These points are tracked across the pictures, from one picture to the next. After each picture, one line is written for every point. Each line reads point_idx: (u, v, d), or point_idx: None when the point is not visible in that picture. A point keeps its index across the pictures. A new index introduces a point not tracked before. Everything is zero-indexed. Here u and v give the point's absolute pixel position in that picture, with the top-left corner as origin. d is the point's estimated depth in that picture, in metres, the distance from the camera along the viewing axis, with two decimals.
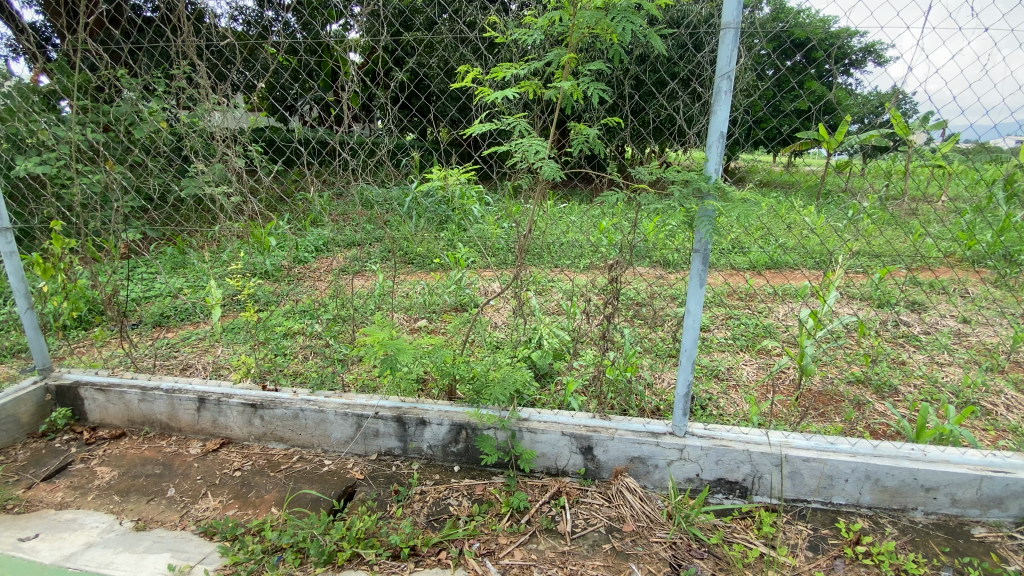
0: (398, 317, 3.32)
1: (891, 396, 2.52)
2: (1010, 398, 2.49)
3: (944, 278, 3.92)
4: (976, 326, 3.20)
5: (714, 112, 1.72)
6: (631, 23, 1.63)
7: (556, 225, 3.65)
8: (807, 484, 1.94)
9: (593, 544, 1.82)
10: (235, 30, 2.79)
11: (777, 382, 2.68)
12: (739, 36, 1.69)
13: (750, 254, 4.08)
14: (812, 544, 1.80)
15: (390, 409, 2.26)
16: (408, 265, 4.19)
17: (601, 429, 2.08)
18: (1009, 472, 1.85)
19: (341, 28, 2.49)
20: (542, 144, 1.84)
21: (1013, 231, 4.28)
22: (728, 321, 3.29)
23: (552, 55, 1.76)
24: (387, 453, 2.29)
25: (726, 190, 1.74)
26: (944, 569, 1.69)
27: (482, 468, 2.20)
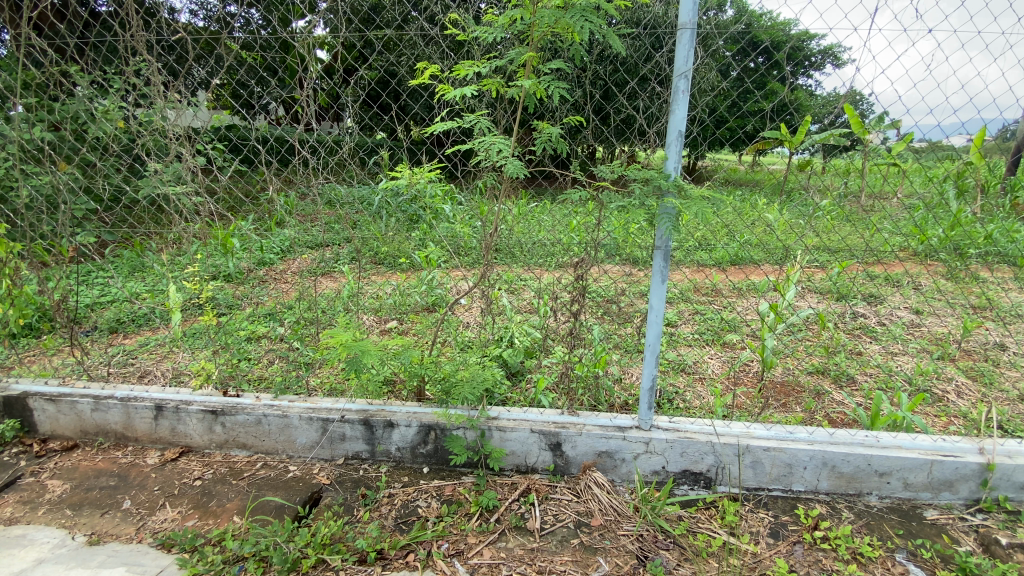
0: (367, 319, 3.28)
1: (849, 385, 2.62)
2: (960, 384, 2.61)
3: (899, 271, 4.09)
4: (927, 317, 3.34)
5: (673, 111, 1.76)
6: (591, 22, 1.64)
7: (526, 223, 3.66)
8: (767, 472, 1.99)
9: (562, 539, 1.83)
10: (195, 25, 2.70)
11: (741, 374, 2.76)
12: (695, 37, 1.73)
13: (716, 250, 4.19)
14: (773, 530, 1.85)
15: (356, 412, 2.22)
16: (378, 265, 4.14)
17: (569, 426, 2.10)
18: (958, 456, 1.93)
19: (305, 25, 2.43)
20: (505, 143, 1.83)
21: (963, 226, 4.49)
22: (694, 317, 3.37)
23: (513, 54, 1.76)
24: (354, 457, 2.25)
25: (685, 188, 1.79)
26: (898, 551, 1.76)
27: (452, 468, 2.18)
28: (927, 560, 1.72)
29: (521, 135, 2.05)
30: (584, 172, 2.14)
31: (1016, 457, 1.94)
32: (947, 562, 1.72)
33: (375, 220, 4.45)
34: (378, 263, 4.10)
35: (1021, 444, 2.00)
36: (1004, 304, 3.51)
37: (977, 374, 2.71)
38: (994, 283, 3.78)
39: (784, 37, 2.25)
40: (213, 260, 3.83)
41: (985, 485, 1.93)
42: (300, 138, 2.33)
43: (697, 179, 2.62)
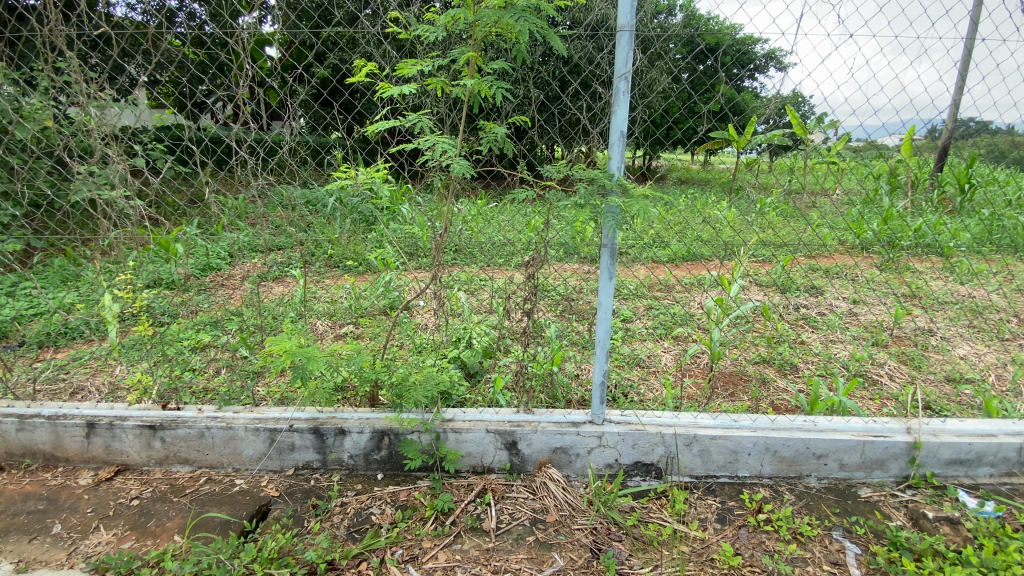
0: (320, 325, 3.20)
1: (791, 373, 2.75)
2: (891, 368, 2.78)
3: (839, 263, 4.31)
4: (863, 306, 3.56)
5: (614, 112, 1.80)
6: (531, 22, 1.65)
7: (483, 224, 3.65)
8: (714, 460, 2.06)
9: (517, 538, 1.84)
10: (131, 18, 2.54)
11: (692, 366, 2.85)
12: (634, 38, 1.76)
13: (669, 247, 4.32)
14: (720, 516, 1.91)
15: (306, 421, 2.16)
16: (334, 268, 4.04)
17: (524, 424, 2.10)
18: (887, 436, 2.06)
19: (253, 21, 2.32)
20: (450, 142, 1.81)
21: (895, 219, 4.78)
22: (649, 312, 3.47)
23: (455, 53, 1.74)
24: (305, 467, 2.18)
25: (628, 187, 1.84)
26: (834, 528, 1.85)
27: (407, 473, 2.15)
28: (861, 536, 1.82)
29: (467, 135, 2.04)
30: (531, 172, 2.15)
31: (939, 435, 2.08)
32: (879, 537, 1.82)
33: (328, 223, 4.34)
34: (334, 266, 4.02)
35: (944, 422, 2.14)
36: (932, 291, 3.76)
37: (907, 358, 2.89)
38: (923, 272, 4.04)
39: (727, 41, 2.33)
40: (155, 267, 3.64)
41: (913, 463, 2.06)
42: (237, 139, 2.22)
43: (646, 178, 2.68)
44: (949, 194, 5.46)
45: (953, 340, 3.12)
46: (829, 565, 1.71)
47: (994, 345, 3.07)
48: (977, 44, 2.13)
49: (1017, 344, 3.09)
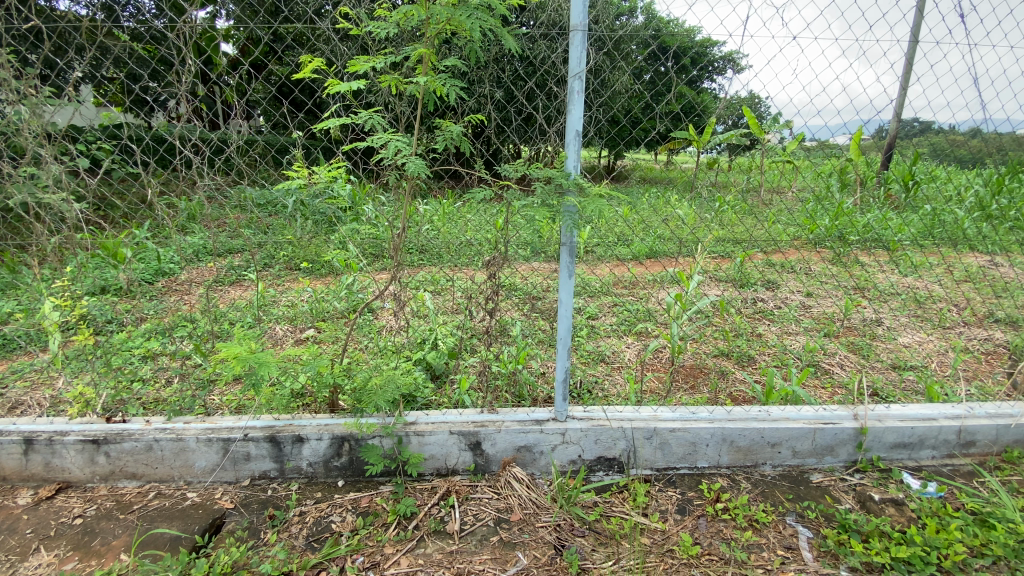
0: (280, 329, 3.12)
1: (749, 364, 2.84)
2: (842, 358, 2.91)
3: (793, 257, 4.49)
4: (817, 298, 3.70)
5: (569, 112, 1.82)
6: (483, 20, 1.64)
7: (448, 223, 3.63)
8: (674, 452, 2.11)
9: (481, 539, 1.83)
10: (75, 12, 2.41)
11: (654, 361, 2.91)
12: (587, 39, 1.78)
13: (633, 245, 4.40)
14: (680, 507, 1.95)
15: (262, 429, 2.09)
16: (295, 271, 3.94)
17: (488, 424, 2.09)
18: (836, 423, 2.14)
19: (207, 16, 2.22)
20: (404, 141, 1.78)
21: (845, 215, 5.01)
22: (614, 309, 3.52)
23: (408, 50, 1.71)
24: (261, 477, 2.11)
25: (584, 186, 1.85)
26: (788, 514, 1.92)
27: (369, 479, 2.11)
28: (812, 520, 1.89)
29: (423, 133, 2.01)
30: (489, 172, 2.14)
31: (884, 420, 2.18)
32: (830, 521, 1.89)
33: (289, 226, 4.23)
34: (295, 269, 3.91)
35: (889, 408, 2.24)
36: (878, 283, 3.95)
37: (856, 348, 3.02)
38: (871, 265, 4.24)
39: (687, 43, 2.38)
40: (102, 273, 3.46)
41: (860, 448, 2.15)
42: (180, 137, 2.11)
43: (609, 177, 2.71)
44: (895, 191, 5.74)
45: (899, 329, 3.28)
46: (783, 550, 1.76)
47: (934, 332, 3.25)
48: (918, 48, 2.23)
49: (956, 332, 3.27)
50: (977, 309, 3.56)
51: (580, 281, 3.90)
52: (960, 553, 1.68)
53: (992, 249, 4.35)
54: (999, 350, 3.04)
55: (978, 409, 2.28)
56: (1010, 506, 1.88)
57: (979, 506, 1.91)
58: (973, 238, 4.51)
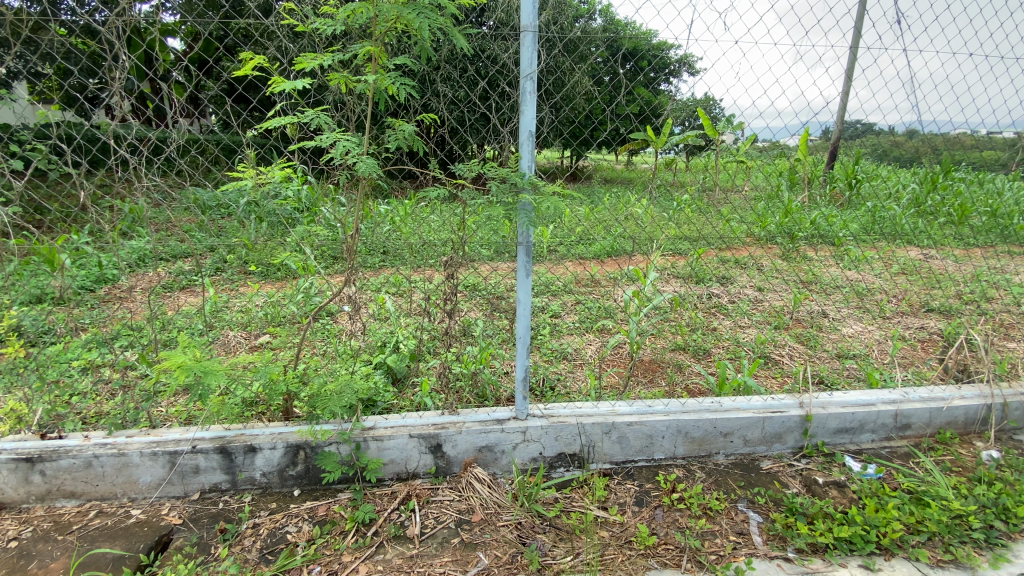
0: (234, 336, 3.02)
1: (705, 358, 2.94)
2: (792, 348, 3.04)
3: (747, 253, 4.66)
4: (767, 293, 3.86)
5: (523, 112, 1.83)
6: (433, 19, 1.63)
7: (409, 224, 3.58)
8: (632, 445, 2.15)
9: (442, 541, 1.81)
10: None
11: (616, 357, 2.97)
12: (537, 40, 1.80)
13: (595, 244, 4.46)
14: (638, 498, 2.00)
15: (211, 440, 2.01)
16: (250, 275, 3.81)
17: (448, 425, 2.08)
18: (783, 411, 2.24)
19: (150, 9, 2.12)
20: (354, 140, 1.75)
21: (795, 213, 5.23)
22: (576, 307, 3.58)
23: (355, 48, 1.68)
24: (212, 490, 2.03)
25: (539, 186, 1.87)
26: (740, 501, 1.99)
27: (327, 487, 2.06)
28: (762, 505, 1.97)
29: (375, 133, 1.98)
30: (444, 171, 2.14)
31: (827, 407, 2.29)
32: (778, 505, 1.97)
33: (242, 228, 4.09)
34: (249, 273, 3.79)
35: (832, 395, 2.36)
36: (825, 278, 4.15)
37: (804, 339, 3.16)
38: (818, 260, 4.46)
39: (642, 46, 2.43)
40: (36, 280, 3.25)
41: (806, 434, 2.25)
42: (114, 136, 2.01)
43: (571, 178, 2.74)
44: (840, 189, 6.04)
45: (843, 320, 3.46)
46: (735, 536, 1.83)
47: (876, 322, 3.44)
48: (858, 55, 2.35)
49: (895, 321, 3.47)
50: (914, 300, 3.78)
51: (543, 280, 3.94)
52: (897, 531, 1.79)
53: (927, 244, 4.64)
54: (933, 337, 3.25)
55: (913, 393, 2.42)
56: (943, 485, 2.01)
57: (914, 485, 2.04)
58: (911, 233, 4.80)
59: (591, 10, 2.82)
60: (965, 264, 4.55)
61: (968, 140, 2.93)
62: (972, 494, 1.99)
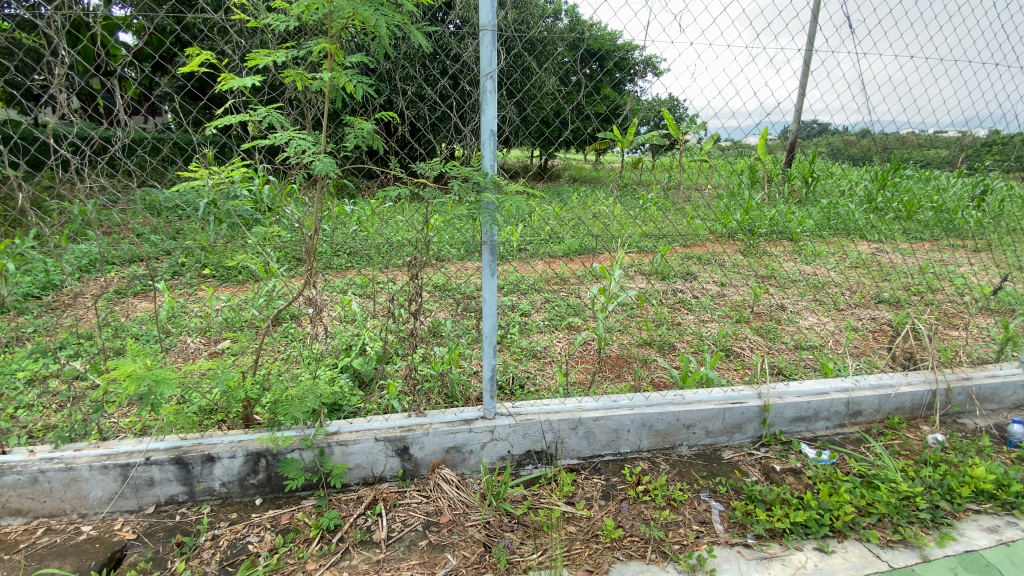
0: (192, 342, 2.92)
1: (669, 352, 3.01)
2: (752, 341, 3.14)
3: (710, 249, 4.79)
4: (728, 288, 3.98)
5: (484, 111, 1.83)
6: (389, 17, 1.60)
7: (375, 224, 3.53)
8: (599, 440, 2.18)
9: (409, 544, 1.80)
10: None
11: (584, 354, 3.00)
12: (497, 39, 1.80)
13: (564, 242, 4.50)
14: (605, 492, 2.03)
15: (166, 451, 1.94)
16: (209, 279, 3.69)
17: (415, 428, 2.06)
18: (743, 402, 2.31)
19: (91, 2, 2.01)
20: (311, 139, 1.71)
21: (756, 209, 5.40)
22: (545, 305, 3.61)
23: (310, 44, 1.65)
24: (168, 503, 1.96)
25: (502, 185, 1.87)
26: (702, 491, 2.04)
27: (290, 494, 2.01)
28: (723, 494, 2.02)
29: (333, 132, 1.94)
30: (405, 171, 2.12)
31: (784, 396, 2.37)
32: (739, 493, 2.03)
33: (202, 230, 3.95)
34: (209, 277, 3.67)
35: (788, 385, 2.45)
36: (784, 272, 4.31)
37: (764, 331, 3.27)
38: (778, 255, 4.62)
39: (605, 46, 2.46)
40: None
41: (764, 423, 2.33)
42: (53, 135, 1.91)
43: (542, 177, 2.74)
44: (797, 186, 6.26)
45: (800, 313, 3.59)
46: (697, 525, 1.88)
47: (831, 314, 3.59)
48: (812, 58, 2.40)
49: (849, 313, 3.62)
50: (867, 291, 3.96)
51: (513, 279, 3.96)
52: (848, 513, 1.88)
53: (878, 238, 4.86)
54: (883, 327, 3.40)
55: (864, 381, 2.53)
56: (891, 468, 2.12)
57: (865, 469, 2.13)
58: (863, 229, 5.01)
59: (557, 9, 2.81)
60: (913, 257, 4.79)
61: (914, 140, 3.07)
62: (918, 476, 2.10)
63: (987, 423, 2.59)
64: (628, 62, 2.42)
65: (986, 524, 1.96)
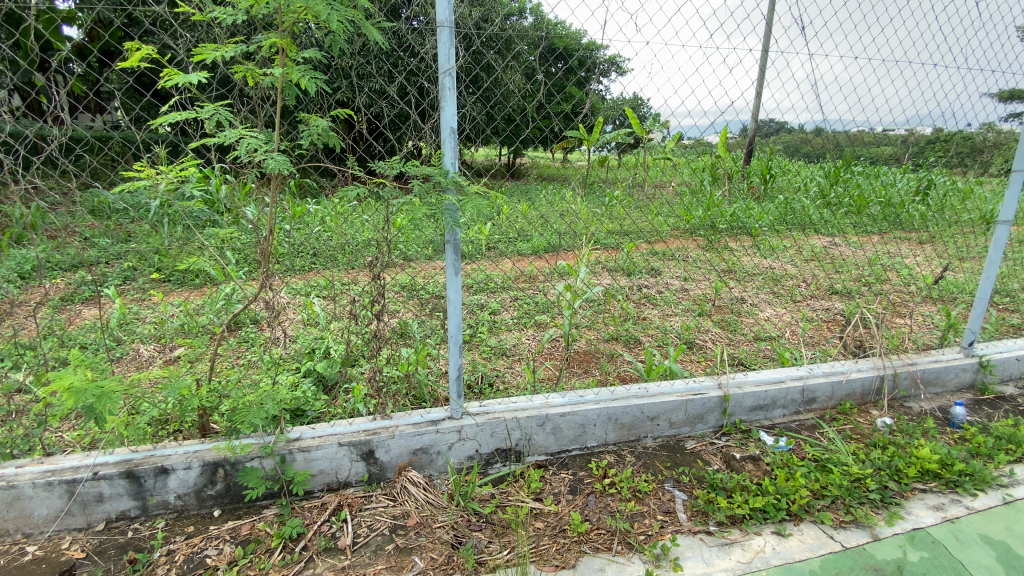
0: (145, 350, 2.79)
1: (635, 346, 3.06)
2: (713, 333, 3.23)
3: (674, 245, 4.90)
4: (691, 282, 4.08)
5: (443, 108, 1.81)
6: (342, 12, 1.57)
7: (339, 224, 3.46)
8: (566, 435, 2.20)
9: (376, 549, 1.77)
10: None
11: (552, 350, 3.02)
12: (454, 36, 1.78)
13: (532, 240, 4.52)
14: (572, 487, 2.05)
15: (116, 464, 1.85)
16: (164, 284, 3.55)
17: (380, 431, 2.03)
18: (704, 393, 2.37)
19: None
20: (263, 137, 1.65)
21: (717, 205, 5.56)
22: (514, 303, 3.62)
23: (260, 38, 1.59)
24: (120, 518, 1.87)
25: (463, 183, 1.86)
26: (666, 481, 2.09)
27: (251, 504, 1.95)
28: (687, 483, 2.08)
29: (287, 130, 1.88)
30: (364, 169, 2.08)
31: (743, 386, 2.45)
32: (701, 482, 2.09)
33: (155, 233, 3.79)
34: (164, 282, 3.53)
35: (747, 375, 2.53)
36: (743, 266, 4.46)
37: (725, 323, 3.37)
38: (738, 250, 4.78)
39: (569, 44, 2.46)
40: None
41: (725, 413, 2.40)
42: None
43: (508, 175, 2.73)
44: (756, 182, 6.47)
45: (759, 305, 3.72)
46: (662, 515, 1.92)
47: (788, 306, 3.72)
48: (767, 59, 2.47)
49: (805, 304, 3.77)
50: (821, 283, 4.13)
51: (481, 278, 3.94)
52: (804, 497, 1.96)
53: (832, 232, 5.07)
54: (836, 317, 3.55)
55: (817, 369, 2.64)
56: (843, 452, 2.21)
57: (819, 453, 2.23)
58: (818, 223, 5.22)
59: (522, 7, 2.80)
60: (864, 250, 5.02)
61: (866, 137, 3.20)
62: (869, 459, 2.21)
63: (931, 405, 2.74)
64: (593, 61, 2.45)
65: (931, 502, 2.07)
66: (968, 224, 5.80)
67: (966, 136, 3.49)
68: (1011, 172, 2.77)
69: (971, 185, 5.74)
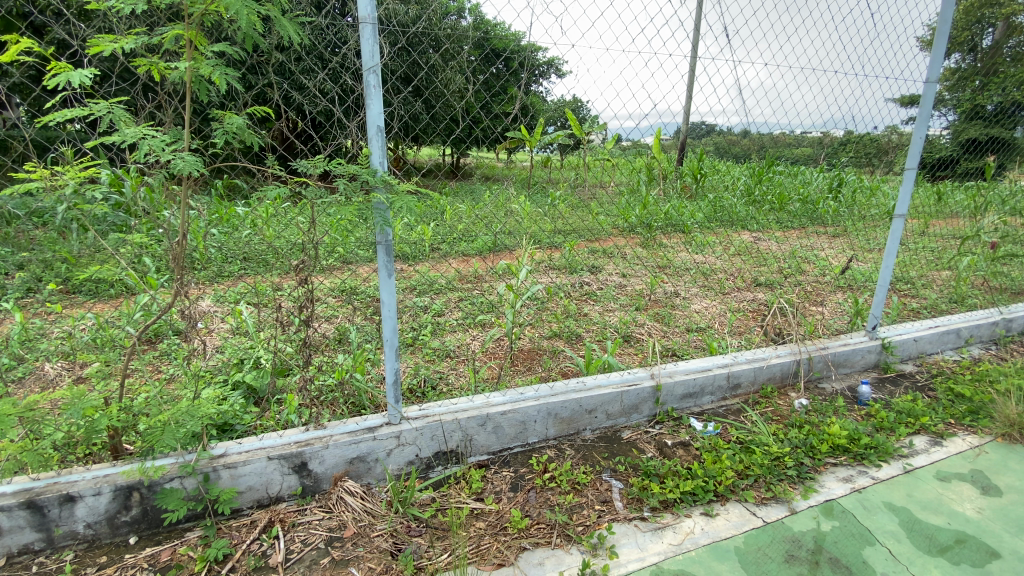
0: (51, 367, 2.55)
1: (576, 342, 3.14)
2: (650, 326, 3.36)
3: (613, 243, 5.06)
4: (629, 278, 4.23)
5: (368, 106, 1.76)
6: (254, 4, 1.49)
7: (271, 226, 3.31)
8: (506, 433, 2.22)
9: (310, 564, 1.71)
10: None
11: (495, 349, 3.04)
12: (378, 33, 1.74)
13: (476, 241, 4.52)
14: (513, 484, 2.07)
15: (14, 495, 1.67)
16: (74, 295, 3.27)
17: (313, 442, 1.95)
18: (638, 383, 2.46)
19: None
20: (170, 135, 1.54)
21: (653, 204, 5.80)
22: (459, 304, 3.60)
23: (163, 30, 1.48)
24: (20, 553, 1.70)
25: (392, 184, 1.82)
26: (604, 471, 2.16)
27: (172, 527, 1.83)
28: (623, 472, 2.15)
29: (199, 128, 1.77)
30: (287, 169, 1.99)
31: (674, 375, 2.57)
32: (636, 470, 2.17)
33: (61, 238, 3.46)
34: (73, 292, 3.24)
35: (677, 364, 2.65)
36: (677, 262, 4.67)
37: (660, 317, 3.52)
38: (672, 248, 5.01)
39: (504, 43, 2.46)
40: None
41: (658, 402, 2.51)
42: None
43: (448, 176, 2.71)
44: (689, 182, 6.80)
45: (692, 298, 3.91)
46: (600, 504, 1.98)
47: (717, 298, 3.94)
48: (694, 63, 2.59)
49: (732, 296, 4.01)
50: (747, 276, 4.40)
51: (424, 280, 3.90)
52: (729, 478, 2.08)
53: (756, 228, 5.42)
54: (760, 307, 3.80)
55: (741, 356, 2.82)
56: (765, 433, 2.37)
57: (744, 436, 2.37)
58: (745, 220, 5.57)
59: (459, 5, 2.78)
60: (785, 244, 5.40)
61: (784, 139, 3.43)
62: (787, 438, 2.38)
63: (842, 385, 2.99)
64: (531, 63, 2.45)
65: (841, 474, 2.26)
66: (874, 219, 6.37)
67: (869, 139, 3.82)
68: (906, 172, 3.07)
69: (876, 183, 6.30)
